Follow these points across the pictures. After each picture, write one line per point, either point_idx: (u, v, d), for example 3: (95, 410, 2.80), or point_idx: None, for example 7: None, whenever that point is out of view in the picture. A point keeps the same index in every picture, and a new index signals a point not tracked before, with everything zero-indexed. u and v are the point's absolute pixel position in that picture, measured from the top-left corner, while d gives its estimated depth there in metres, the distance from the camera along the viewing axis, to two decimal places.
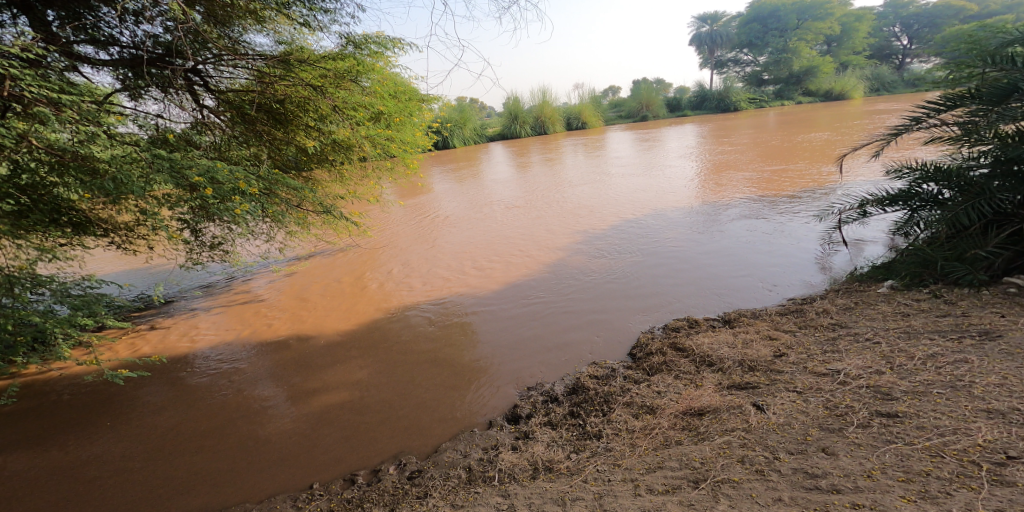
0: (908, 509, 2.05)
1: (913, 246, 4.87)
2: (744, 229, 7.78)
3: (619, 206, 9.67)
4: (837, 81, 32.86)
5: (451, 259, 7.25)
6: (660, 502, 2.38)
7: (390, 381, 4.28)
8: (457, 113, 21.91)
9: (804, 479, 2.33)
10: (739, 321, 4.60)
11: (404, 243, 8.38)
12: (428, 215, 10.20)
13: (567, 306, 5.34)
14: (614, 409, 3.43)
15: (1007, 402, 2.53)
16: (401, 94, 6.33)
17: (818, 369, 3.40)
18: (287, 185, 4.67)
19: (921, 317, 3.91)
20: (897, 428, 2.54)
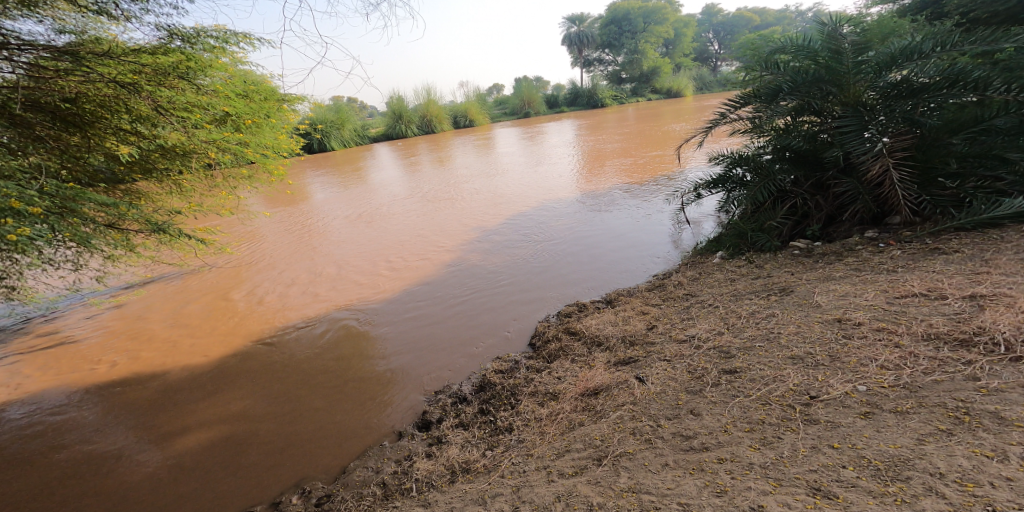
0: (755, 457, 2.33)
1: (732, 220, 5.62)
2: (611, 214, 8.37)
3: (498, 202, 9.85)
4: (678, 81, 37.02)
5: (325, 271, 6.88)
6: (572, 484, 2.49)
7: (275, 407, 4.00)
8: (333, 114, 20.76)
9: (681, 442, 2.59)
10: (619, 300, 4.99)
11: (282, 253, 7.93)
12: (301, 226, 9.51)
13: (450, 305, 5.38)
14: (521, 401, 3.54)
15: (804, 348, 3.07)
16: (253, 93, 5.67)
17: (680, 336, 3.84)
18: (93, 199, 3.78)
19: (743, 280, 4.57)
20: (739, 382, 2.95)
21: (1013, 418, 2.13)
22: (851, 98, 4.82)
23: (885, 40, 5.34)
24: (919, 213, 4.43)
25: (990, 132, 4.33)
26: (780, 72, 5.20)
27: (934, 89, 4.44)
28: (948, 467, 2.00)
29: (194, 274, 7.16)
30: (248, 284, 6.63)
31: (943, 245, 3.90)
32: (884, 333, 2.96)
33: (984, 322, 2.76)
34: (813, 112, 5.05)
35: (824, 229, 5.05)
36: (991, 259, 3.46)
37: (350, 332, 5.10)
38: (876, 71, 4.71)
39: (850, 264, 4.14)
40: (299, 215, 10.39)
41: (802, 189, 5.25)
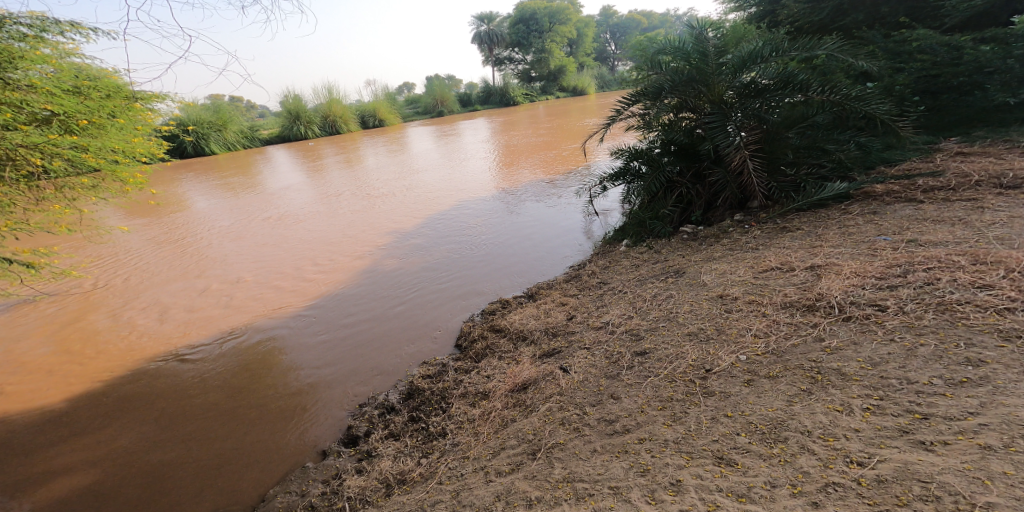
0: (668, 433, 2.49)
1: (634, 210, 5.97)
2: (524, 210, 8.58)
3: (403, 206, 9.65)
4: (584, 81, 38.58)
5: (211, 288, 6.38)
6: (510, 482, 2.52)
7: (162, 441, 3.70)
8: (211, 114, 19.23)
9: (606, 427, 2.72)
10: (540, 294, 5.12)
11: (165, 269, 7.24)
12: (181, 240, 8.69)
13: (371, 313, 5.27)
14: (452, 404, 3.56)
15: (697, 325, 3.36)
16: (87, 89, 5.07)
17: (597, 323, 4.04)
18: None
19: (646, 266, 4.90)
20: (649, 363, 3.17)
21: (851, 373, 2.46)
22: (716, 97, 5.31)
23: (737, 44, 5.92)
24: (770, 197, 5.15)
25: (813, 127, 5.28)
26: (662, 72, 5.56)
27: (773, 89, 5.14)
28: (812, 424, 2.23)
29: (48, 301, 6.36)
30: (112, 310, 5.98)
31: (789, 224, 4.57)
32: (753, 304, 3.33)
33: (824, 289, 3.19)
34: (689, 109, 5.51)
35: (706, 214, 5.57)
36: (825, 235, 4.09)
37: (257, 351, 4.80)
38: (732, 73, 5.23)
39: (724, 244, 4.62)
40: (177, 228, 9.51)
41: (686, 179, 5.73)
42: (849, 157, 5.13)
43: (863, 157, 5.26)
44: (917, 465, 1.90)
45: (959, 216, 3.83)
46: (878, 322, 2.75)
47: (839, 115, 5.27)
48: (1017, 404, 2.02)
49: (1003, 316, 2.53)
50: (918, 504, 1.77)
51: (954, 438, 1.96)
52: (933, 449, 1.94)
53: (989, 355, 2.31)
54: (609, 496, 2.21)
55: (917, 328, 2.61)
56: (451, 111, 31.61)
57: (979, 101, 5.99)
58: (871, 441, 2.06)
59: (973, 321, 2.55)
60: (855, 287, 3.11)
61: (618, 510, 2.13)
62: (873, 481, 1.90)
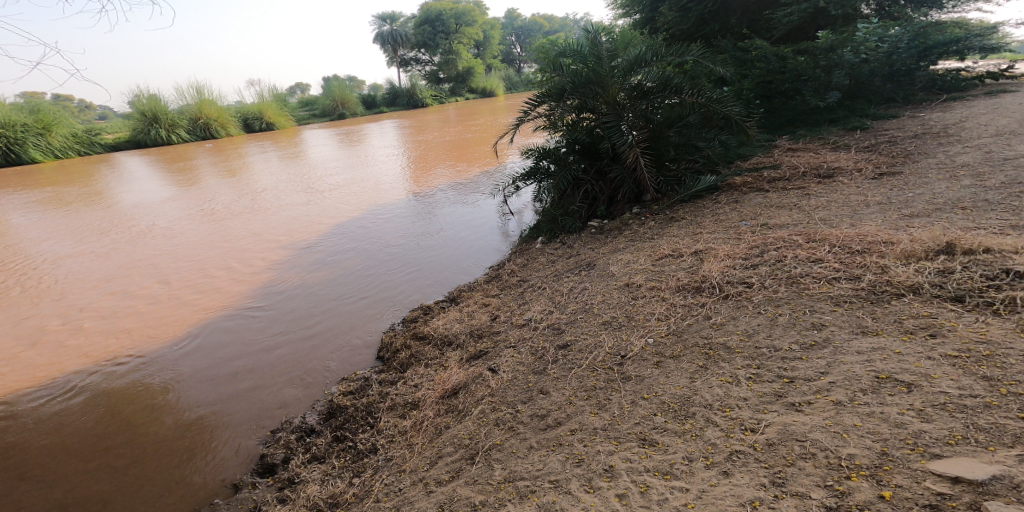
0: (595, 422, 2.63)
1: (546, 208, 6.16)
2: (437, 213, 8.58)
3: (303, 216, 9.23)
4: (488, 82, 39.13)
5: (72, 316, 5.70)
6: (451, 490, 2.53)
7: (21, 496, 3.26)
8: (27, 115, 17.18)
9: (539, 423, 2.82)
10: (462, 296, 5.16)
11: (16, 298, 6.34)
12: (15, 265, 7.57)
13: (288, 331, 5.04)
14: (380, 419, 3.52)
15: (610, 314, 3.58)
16: None
17: (519, 320, 4.16)
18: None
19: (561, 260, 5.10)
20: (571, 355, 3.32)
21: (734, 346, 2.74)
22: (611, 99, 5.63)
23: (627, 48, 6.30)
24: (660, 191, 5.58)
25: (687, 126, 5.80)
26: (562, 73, 5.80)
27: (655, 91, 5.58)
28: (712, 398, 2.46)
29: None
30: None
31: (676, 215, 4.96)
32: (653, 290, 3.59)
33: (706, 271, 3.51)
34: (589, 110, 5.78)
35: (610, 209, 5.91)
36: (701, 223, 4.49)
37: (145, 381, 4.40)
38: (623, 75, 5.57)
39: (627, 236, 4.91)
40: (10, 251, 8.27)
41: (590, 176, 6.01)
42: (715, 153, 5.75)
43: (726, 152, 5.96)
44: (794, 425, 2.14)
45: (793, 201, 4.40)
46: (749, 297, 3.08)
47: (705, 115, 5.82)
48: (852, 361, 2.36)
49: (831, 285, 2.93)
50: (801, 462, 1.97)
51: (815, 397, 2.25)
52: (802, 409, 2.20)
53: (827, 318, 2.68)
54: (550, 490, 2.27)
55: (775, 301, 2.96)
56: (351, 113, 30.68)
57: (798, 104, 7.17)
58: (758, 407, 2.31)
59: (812, 290, 2.93)
60: (728, 268, 3.46)
61: (560, 501, 2.20)
62: (765, 445, 2.10)
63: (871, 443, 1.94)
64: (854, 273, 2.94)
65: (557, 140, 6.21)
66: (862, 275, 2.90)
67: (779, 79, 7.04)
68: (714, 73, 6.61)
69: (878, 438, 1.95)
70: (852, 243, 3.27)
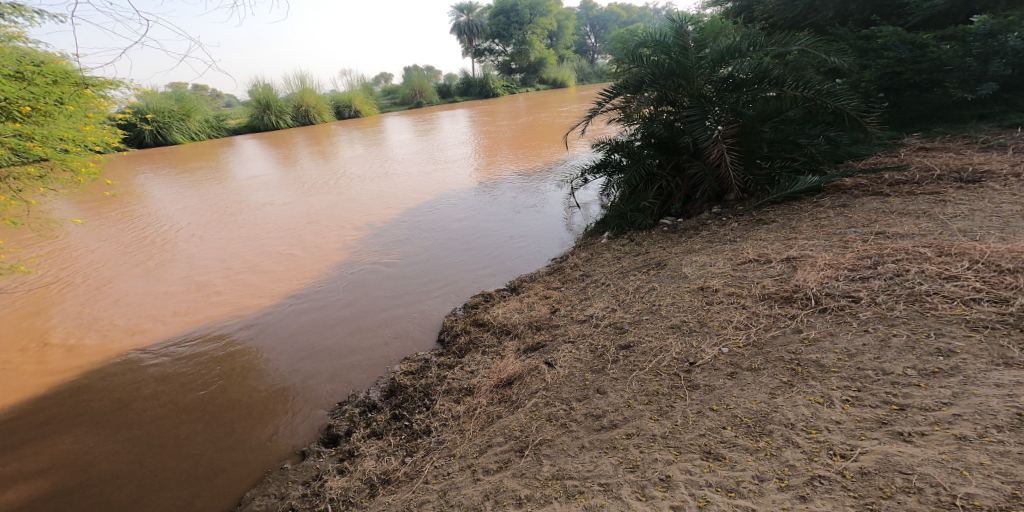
0: (656, 428, 2.51)
1: (614, 203, 6.03)
2: (502, 202, 8.58)
3: (382, 199, 9.53)
4: (561, 73, 38.65)
5: (174, 284, 6.26)
6: (498, 480, 2.51)
7: (125, 441, 3.65)
8: (173, 102, 18.69)
9: (593, 423, 2.74)
10: (523, 287, 5.13)
11: (139, 264, 7.11)
12: (135, 236, 8.45)
13: (355, 310, 5.23)
14: (436, 401, 3.56)
15: (679, 317, 3.42)
16: (31, 75, 4.76)
17: (579, 316, 4.08)
18: None
19: (627, 258, 4.95)
20: (633, 357, 3.20)
21: (829, 364, 2.53)
22: (695, 91, 5.37)
23: (716, 38, 6.00)
24: (746, 190, 5.23)
25: (786, 122, 5.41)
26: (642, 64, 5.62)
27: (751, 83, 5.19)
28: (796, 417, 2.28)
29: (1, 296, 6.19)
30: (57, 311, 5.76)
31: (765, 217, 4.66)
32: (733, 297, 3.39)
33: (800, 281, 3.26)
34: (669, 102, 5.56)
35: (685, 206, 5.66)
36: (797, 228, 4.19)
37: (228, 350, 4.73)
38: (711, 67, 5.33)
39: (704, 237, 4.68)
40: (134, 221, 9.28)
41: (666, 172, 5.78)
42: (820, 151, 5.22)
43: (835, 149, 5.33)
44: (898, 456, 1.94)
45: (922, 208, 4.01)
46: (853, 313, 2.84)
47: (810, 110, 5.40)
48: (987, 393, 2.11)
49: (969, 307, 2.62)
50: (902, 496, 1.80)
51: (932, 429, 2.02)
52: (911, 439, 2.00)
53: (958, 345, 2.40)
54: (599, 493, 2.21)
55: (889, 319, 2.70)
56: (427, 101, 31.34)
57: (941, 97, 6.49)
58: (853, 432, 2.11)
59: (942, 311, 2.64)
60: (829, 279, 3.19)
61: (609, 506, 2.14)
62: (857, 474, 1.93)
63: (1000, 484, 1.74)
64: (1001, 295, 2.62)
65: (632, 133, 6.02)
66: (1011, 299, 2.58)
67: (912, 69, 6.43)
68: (826, 64, 6.11)
69: (1010, 480, 1.75)
70: (1001, 261, 2.91)
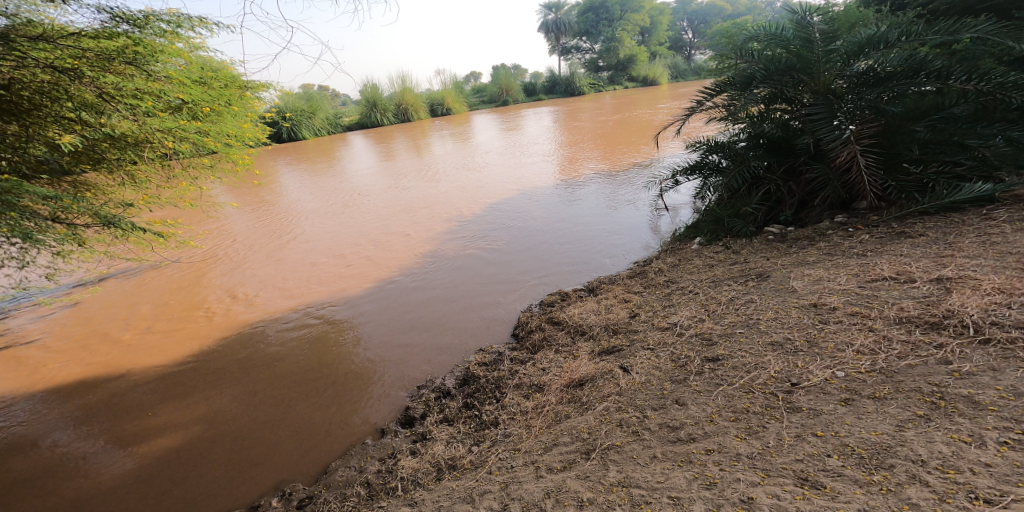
0: (742, 447, 2.36)
1: (708, 207, 5.76)
2: (586, 202, 8.42)
3: (474, 192, 9.82)
4: (655, 67, 37.29)
5: (291, 268, 6.92)
6: (561, 480, 2.51)
7: (247, 404, 4.13)
8: (303, 102, 20.44)
9: (668, 433, 2.62)
10: (601, 289, 5.03)
11: (266, 248, 7.97)
12: (266, 222, 9.50)
13: (439, 301, 5.39)
14: (506, 394, 3.61)
15: (782, 334, 3.15)
16: (210, 79, 5.57)
17: (661, 323, 3.90)
18: (33, 192, 3.50)
19: (721, 266, 4.67)
20: (722, 370, 3.00)
21: (986, 401, 2.21)
22: (820, 87, 4.93)
23: (853, 30, 5.47)
24: (884, 197, 4.63)
25: (949, 119, 4.57)
26: (755, 60, 5.31)
27: (899, 77, 4.56)
28: (931, 454, 2.03)
29: (166, 272, 7.30)
30: (200, 288, 6.63)
31: (909, 229, 4.05)
32: (856, 317, 3.07)
33: (955, 306, 2.88)
34: (785, 100, 5.15)
35: (796, 214, 5.23)
36: (958, 243, 3.61)
37: (331, 331, 5.11)
38: (845, 60, 4.84)
39: (823, 248, 4.27)
40: (262, 209, 10.40)
41: (777, 175, 5.41)
42: (996, 154, 4.27)
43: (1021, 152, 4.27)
44: None
45: None
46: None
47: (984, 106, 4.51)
48: None
49: None
50: None
51: None
52: None
53: None
54: (669, 506, 2.14)
55: None
56: (513, 99, 31.64)
57: None
58: (1006, 478, 1.87)
59: None
60: (996, 306, 2.78)
61: None
62: None
63: None
64: None
65: (735, 134, 5.68)
66: None
67: None
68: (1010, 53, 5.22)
69: None
70: None
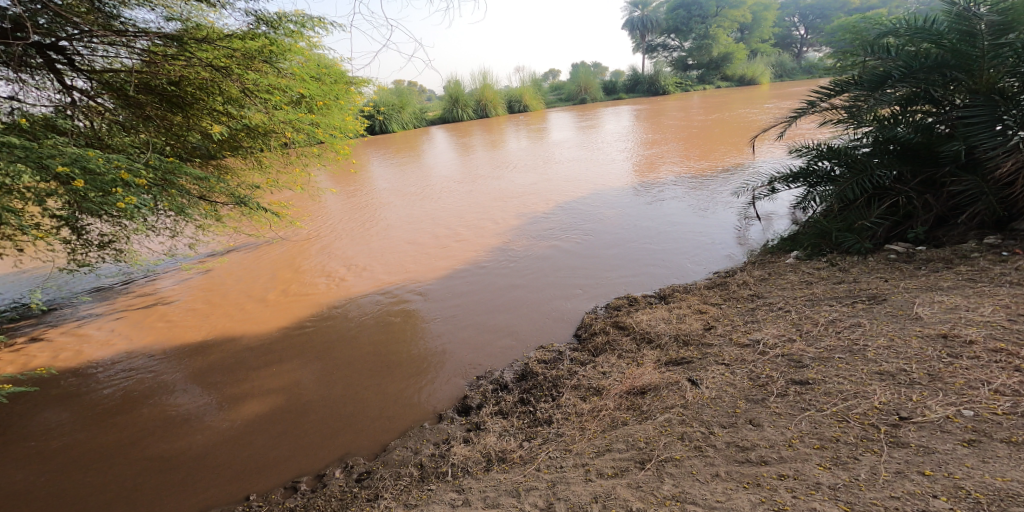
0: (824, 477, 2.10)
1: (815, 217, 5.29)
2: (671, 205, 8.02)
3: (555, 188, 9.73)
4: (751, 67, 35.11)
5: (378, 252, 7.18)
6: (611, 486, 2.36)
7: (325, 377, 4.26)
8: (394, 96, 21.29)
9: (736, 453, 2.39)
10: (673, 297, 4.71)
11: (354, 233, 8.33)
12: (358, 207, 10.00)
13: (505, 296, 5.29)
14: (563, 394, 3.46)
15: (895, 364, 2.73)
16: (322, 76, 6.62)
17: (742, 339, 3.53)
18: (188, 173, 4.66)
19: (822, 284, 4.19)
20: (810, 395, 2.67)
21: None
22: (983, 85, 4.33)
23: None
24: None
25: None
26: (892, 57, 4.83)
27: None
28: None
29: (273, 249, 7.92)
30: (299, 266, 7.05)
31: None
32: (1002, 355, 2.59)
33: None
34: (929, 101, 4.64)
35: (930, 232, 4.54)
36: None
37: (406, 316, 5.17)
38: (1019, 56, 4.16)
39: (964, 274, 3.70)
40: (355, 195, 11.01)
41: (908, 186, 4.76)
42: None
43: None
44: None
45: None
46: None
47: None
48: None
49: None
50: None
51: None
52: None
53: None
54: None
55: None
56: (592, 99, 31.04)
57: None
58: None
59: None
60: None
61: None
62: None
63: None
64: None
65: (858, 139, 5.18)
66: None
67: None
68: None
69: None
70: None
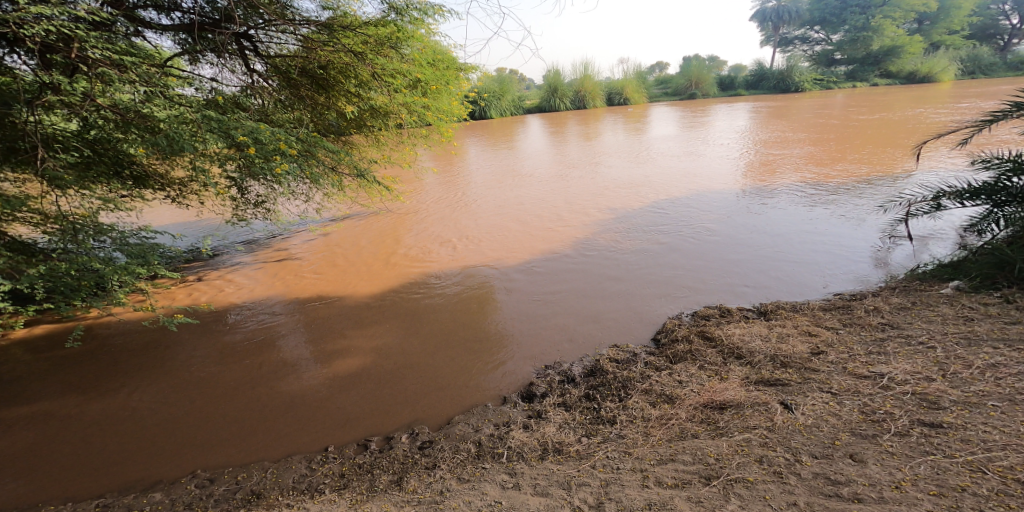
0: None
1: (992, 242, 4.33)
2: (802, 214, 7.08)
3: (663, 185, 9.15)
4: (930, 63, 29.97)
5: (474, 232, 7.36)
6: (669, 496, 2.32)
7: (409, 346, 4.45)
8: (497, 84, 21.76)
9: (823, 485, 2.22)
10: (775, 313, 4.17)
11: (447, 213, 8.60)
12: (459, 187, 10.33)
13: (599, 292, 5.10)
14: (631, 396, 3.24)
15: None
16: (437, 62, 6.09)
17: (860, 371, 3.05)
18: (324, 146, 5.17)
19: (988, 322, 3.38)
20: (940, 440, 2.35)
21: None
22: None
23: None
24: None
25: None
26: None
27: None
28: None
29: (375, 220, 8.52)
30: (401, 238, 7.45)
31: None
32: None
33: None
34: None
35: None
36: None
37: (490, 298, 5.23)
38: None
39: None
40: (457, 176, 11.37)
41: None
42: None
43: None
44: None
45: None
46: None
47: None
48: None
49: None
50: None
51: None
52: None
53: None
54: None
55: None
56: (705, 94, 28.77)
57: None
58: None
59: None
60: None
61: None
62: None
63: None
64: None
65: None
66: None
67: None
68: None
69: None
70: None
